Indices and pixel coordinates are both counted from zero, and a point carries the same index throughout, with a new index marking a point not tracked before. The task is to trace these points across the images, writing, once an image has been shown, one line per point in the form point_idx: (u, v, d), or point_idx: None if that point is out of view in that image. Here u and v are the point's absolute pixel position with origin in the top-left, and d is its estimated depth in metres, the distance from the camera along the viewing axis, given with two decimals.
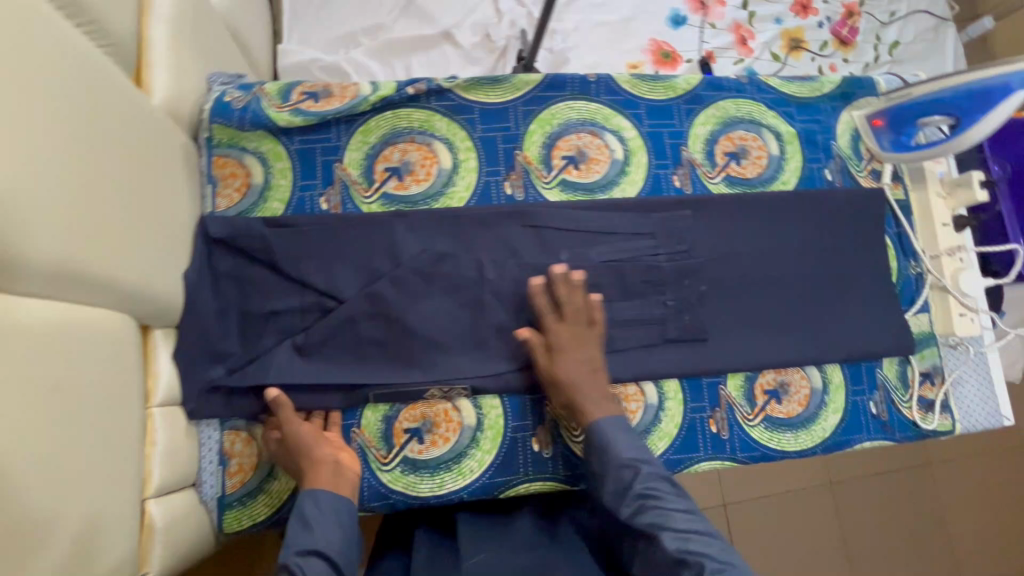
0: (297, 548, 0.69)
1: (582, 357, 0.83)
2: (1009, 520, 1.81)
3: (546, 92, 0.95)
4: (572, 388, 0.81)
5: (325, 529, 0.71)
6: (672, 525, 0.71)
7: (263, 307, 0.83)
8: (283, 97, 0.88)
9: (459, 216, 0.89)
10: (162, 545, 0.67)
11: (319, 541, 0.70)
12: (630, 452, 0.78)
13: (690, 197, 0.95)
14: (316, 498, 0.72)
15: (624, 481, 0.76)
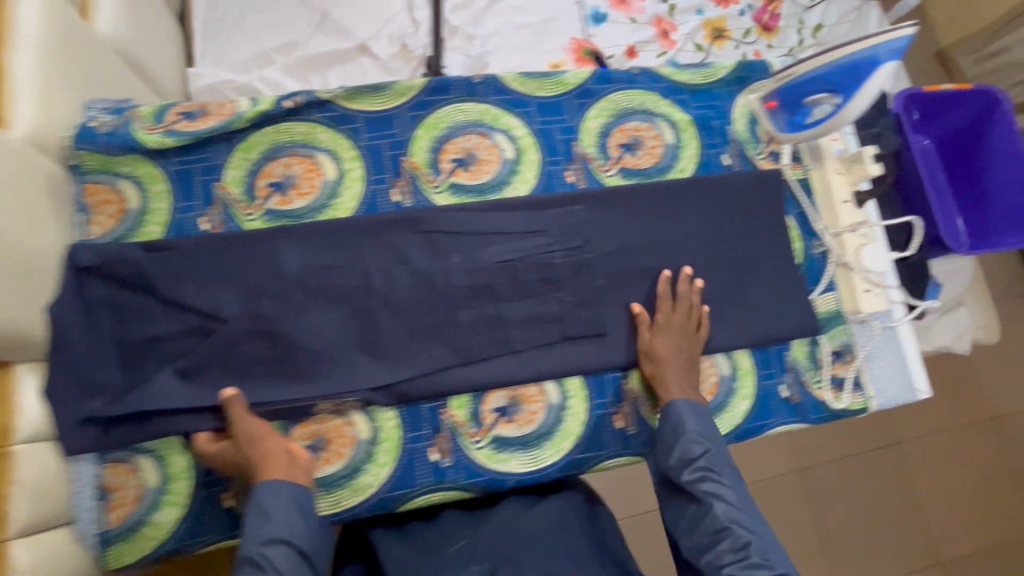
0: (255, 544, 0.69)
1: (684, 345, 0.88)
2: (984, 495, 1.78)
3: (431, 96, 0.95)
4: (666, 366, 0.86)
5: (283, 517, 0.72)
6: (718, 502, 0.78)
7: (143, 333, 0.81)
8: (156, 119, 0.87)
9: (344, 226, 0.87)
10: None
11: (276, 531, 0.70)
12: (700, 428, 0.83)
13: (584, 192, 0.95)
14: (265, 491, 0.72)
15: (686, 457, 0.81)
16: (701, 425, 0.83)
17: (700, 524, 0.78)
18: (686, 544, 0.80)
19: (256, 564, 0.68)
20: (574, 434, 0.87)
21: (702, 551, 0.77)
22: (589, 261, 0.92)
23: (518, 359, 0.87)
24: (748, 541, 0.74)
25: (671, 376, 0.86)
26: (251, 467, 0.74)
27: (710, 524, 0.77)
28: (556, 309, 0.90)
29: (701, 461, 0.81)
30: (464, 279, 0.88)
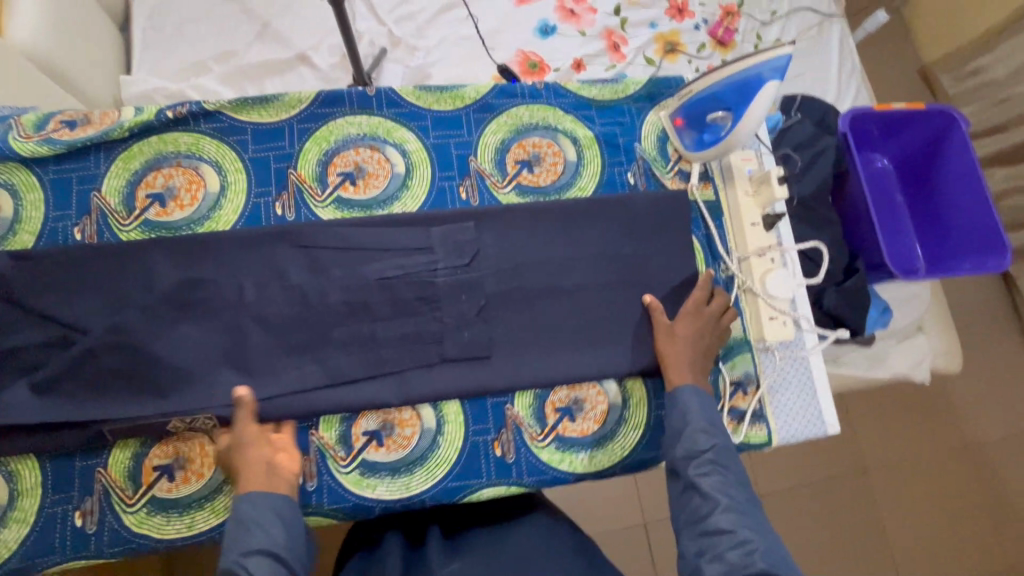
0: (229, 555, 0.69)
1: (703, 338, 0.87)
2: (979, 536, 1.57)
3: (323, 109, 0.93)
4: (687, 348, 0.86)
5: (264, 528, 0.71)
6: (712, 498, 0.75)
7: (3, 344, 0.79)
8: (37, 127, 0.86)
9: (216, 238, 0.84)
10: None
11: (253, 543, 0.70)
12: (706, 419, 0.81)
13: (475, 208, 0.91)
14: (244, 502, 0.72)
15: (693, 449, 0.79)
16: (703, 416, 0.82)
17: (696, 520, 0.76)
18: (682, 543, 0.76)
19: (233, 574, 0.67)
20: (448, 461, 0.84)
21: (696, 548, 0.74)
22: (464, 282, 0.88)
23: (393, 380, 0.84)
24: (746, 541, 0.71)
25: (690, 359, 0.86)
26: (239, 473, 0.74)
27: (706, 521, 0.74)
28: (435, 329, 0.86)
29: (705, 454, 0.78)
30: (339, 296, 0.85)
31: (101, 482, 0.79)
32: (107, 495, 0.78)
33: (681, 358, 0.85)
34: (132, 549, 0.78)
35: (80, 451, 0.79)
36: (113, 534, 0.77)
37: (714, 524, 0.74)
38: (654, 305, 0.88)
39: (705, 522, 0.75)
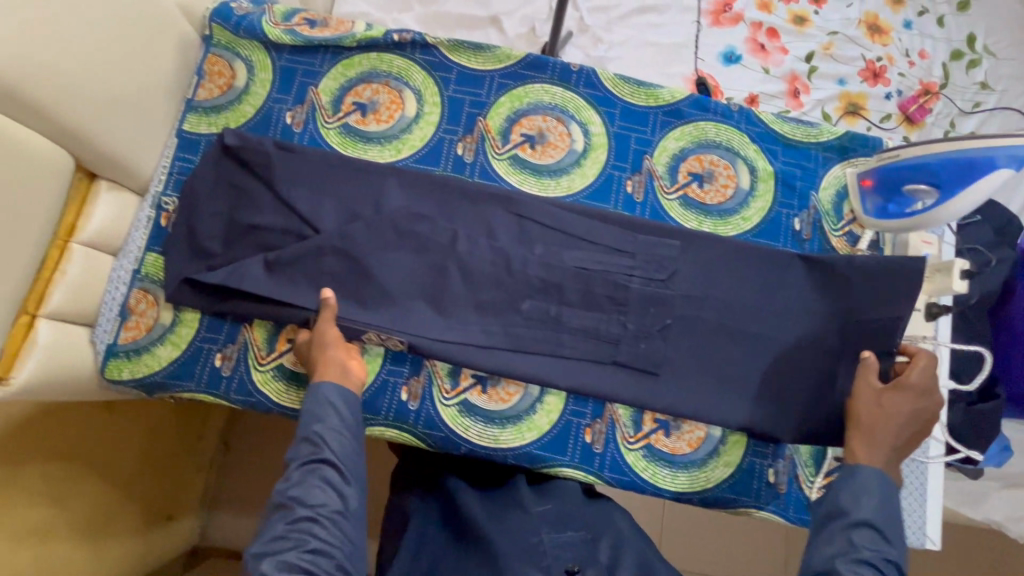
0: (313, 424, 0.74)
1: (902, 429, 0.76)
2: None
3: (526, 71, 0.97)
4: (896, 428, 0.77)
5: (338, 410, 0.76)
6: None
7: (248, 220, 0.90)
8: (285, 18, 0.96)
9: (434, 177, 0.92)
10: (35, 363, 0.75)
11: (330, 420, 0.74)
12: (872, 509, 0.70)
13: (682, 228, 0.93)
14: (326, 387, 0.76)
15: (848, 543, 0.67)
16: (877, 510, 0.70)
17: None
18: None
19: (313, 442, 0.73)
20: (540, 429, 0.87)
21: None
22: (618, 282, 0.90)
23: (542, 360, 0.87)
24: None
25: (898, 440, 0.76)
26: (318, 365, 0.80)
27: None
28: (565, 308, 0.89)
29: (864, 552, 0.66)
30: (538, 271, 0.90)
31: (245, 336, 0.88)
32: (245, 349, 0.87)
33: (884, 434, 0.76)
34: (250, 403, 0.86)
35: (230, 313, 0.88)
36: (240, 383, 0.86)
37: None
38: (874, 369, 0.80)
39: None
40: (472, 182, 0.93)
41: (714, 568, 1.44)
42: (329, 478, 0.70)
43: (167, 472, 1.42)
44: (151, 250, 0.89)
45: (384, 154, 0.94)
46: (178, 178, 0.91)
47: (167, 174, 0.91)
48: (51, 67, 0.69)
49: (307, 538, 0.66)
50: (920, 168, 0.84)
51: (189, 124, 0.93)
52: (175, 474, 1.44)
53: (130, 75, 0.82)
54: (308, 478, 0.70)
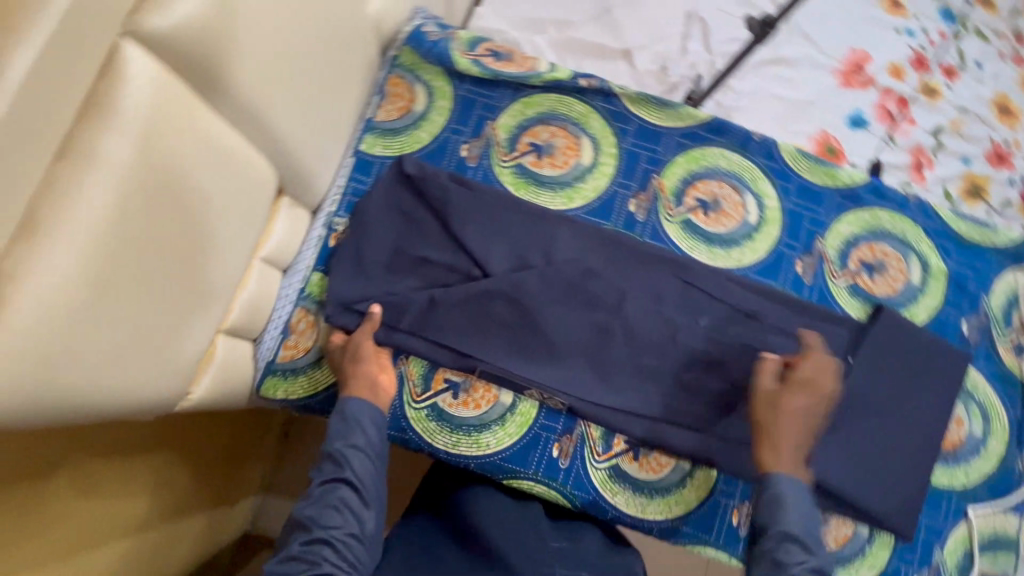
0: (335, 443, 0.75)
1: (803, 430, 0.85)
2: None
3: (706, 133, 0.95)
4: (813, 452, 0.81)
5: (363, 428, 0.76)
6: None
7: (417, 252, 0.88)
8: (470, 47, 0.94)
9: (605, 233, 0.91)
10: (208, 382, 0.73)
11: (349, 437, 0.75)
12: (807, 522, 0.74)
13: (850, 318, 0.90)
14: (351, 403, 0.77)
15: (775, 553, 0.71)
16: (805, 519, 0.74)
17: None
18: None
19: (335, 460, 0.73)
20: (688, 504, 0.86)
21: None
22: (782, 365, 0.88)
23: (698, 436, 0.86)
24: None
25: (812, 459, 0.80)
26: (348, 378, 0.80)
27: None
28: (725, 385, 0.88)
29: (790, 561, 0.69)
30: (703, 343, 0.88)
31: (401, 370, 0.87)
32: (400, 383, 0.86)
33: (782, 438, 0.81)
34: (402, 438, 0.85)
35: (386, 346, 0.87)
36: (393, 418, 0.85)
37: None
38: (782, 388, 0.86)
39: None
40: (643, 242, 0.91)
41: None
42: (345, 497, 0.71)
43: (233, 479, 1.29)
44: (316, 270, 0.87)
45: (555, 202, 0.92)
46: (351, 200, 0.89)
47: (341, 193, 0.89)
48: (292, 92, 0.67)
49: (320, 560, 0.66)
50: None
51: (366, 144, 0.91)
52: (244, 483, 1.35)
53: (329, 90, 0.77)
54: (326, 497, 0.71)
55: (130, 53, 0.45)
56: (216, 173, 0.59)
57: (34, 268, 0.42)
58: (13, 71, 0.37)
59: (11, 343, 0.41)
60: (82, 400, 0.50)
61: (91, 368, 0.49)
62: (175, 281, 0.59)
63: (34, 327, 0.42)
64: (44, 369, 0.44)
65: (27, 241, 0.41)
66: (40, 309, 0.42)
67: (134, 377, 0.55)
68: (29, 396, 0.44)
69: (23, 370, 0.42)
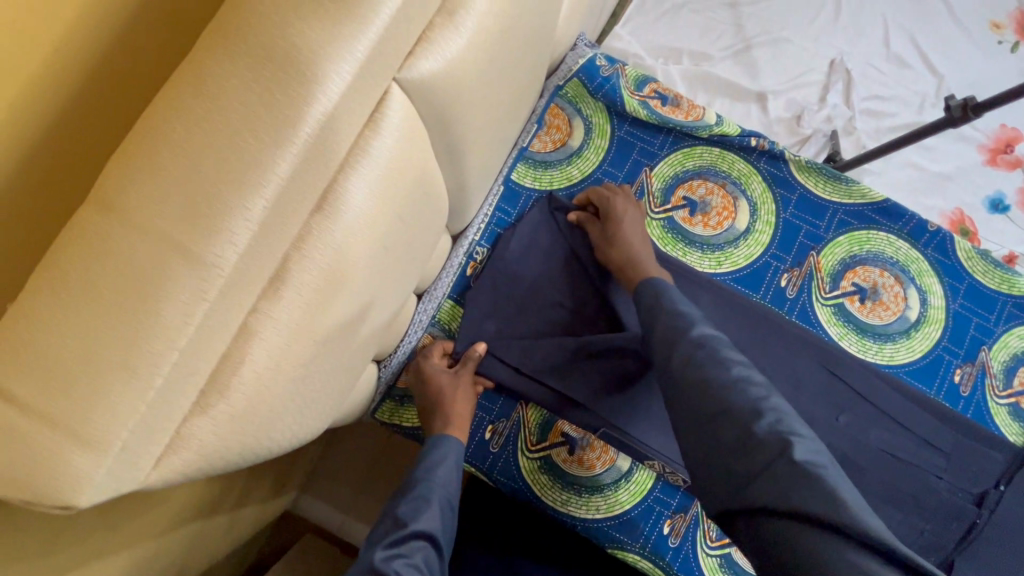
0: (421, 492, 0.68)
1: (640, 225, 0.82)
2: None
3: (876, 215, 0.88)
4: (624, 244, 0.79)
5: (454, 486, 0.71)
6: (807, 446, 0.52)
7: (552, 295, 0.84)
8: (638, 86, 0.88)
9: (753, 306, 0.85)
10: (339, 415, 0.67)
11: (439, 487, 0.69)
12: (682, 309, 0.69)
13: (1011, 443, 0.82)
14: (445, 451, 0.72)
15: (678, 330, 0.65)
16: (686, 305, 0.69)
17: (758, 423, 0.54)
18: (761, 494, 0.51)
19: (425, 510, 0.66)
20: None
21: (840, 513, 0.47)
22: (926, 483, 0.81)
23: None
24: (779, 410, 0.56)
25: (632, 253, 0.78)
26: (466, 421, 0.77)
27: (747, 390, 0.58)
28: (862, 493, 0.81)
29: (703, 335, 0.64)
30: (846, 447, 0.81)
31: (518, 416, 0.84)
32: (517, 428, 0.83)
33: (642, 248, 0.79)
34: (511, 486, 0.83)
35: (507, 388, 0.83)
36: (506, 464, 0.82)
37: (813, 464, 0.50)
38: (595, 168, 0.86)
39: (769, 425, 0.54)
40: (791, 321, 0.85)
41: None
42: (430, 558, 0.63)
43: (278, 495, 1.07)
44: (450, 297, 0.85)
45: (702, 263, 0.87)
46: (494, 230, 0.86)
47: (486, 223, 0.86)
48: (489, 128, 0.63)
49: None
50: None
51: (517, 174, 0.87)
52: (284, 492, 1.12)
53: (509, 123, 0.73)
54: (409, 551, 0.62)
55: (394, 97, 0.42)
56: (423, 219, 0.55)
57: (274, 327, 0.39)
58: (309, 125, 0.35)
59: (239, 402, 0.39)
60: (269, 447, 0.47)
61: (287, 417, 0.46)
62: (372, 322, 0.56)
63: (260, 387, 0.40)
64: (254, 423, 0.42)
65: (273, 296, 0.39)
66: (270, 368, 0.40)
67: (311, 422, 0.53)
68: (235, 450, 0.41)
69: (242, 428, 0.40)
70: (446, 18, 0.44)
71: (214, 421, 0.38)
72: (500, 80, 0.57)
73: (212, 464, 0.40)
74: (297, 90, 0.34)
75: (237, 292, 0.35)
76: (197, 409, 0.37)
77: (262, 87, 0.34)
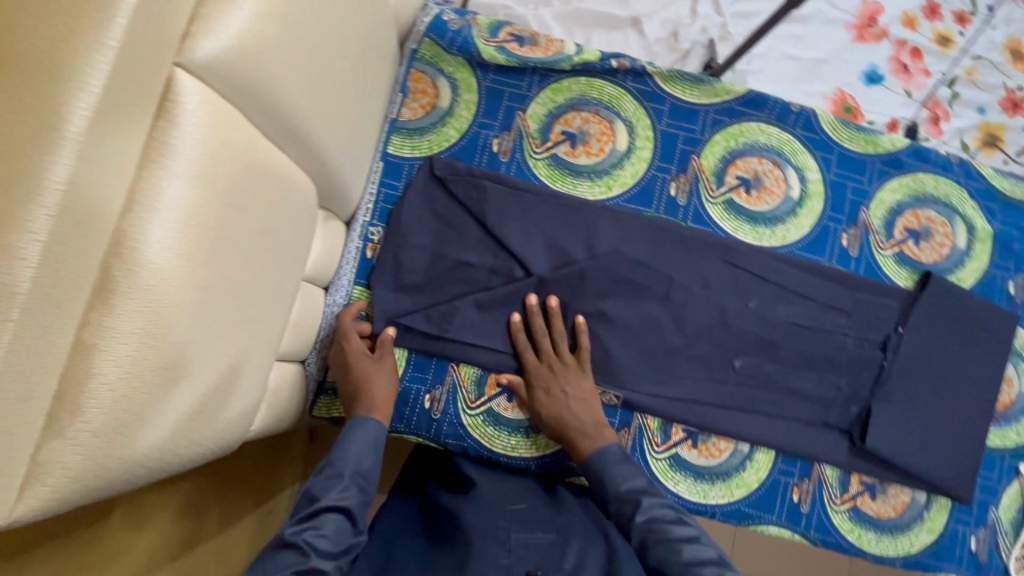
0: (331, 465, 0.70)
1: (577, 390, 0.81)
2: None
3: (743, 107, 0.92)
4: (559, 420, 0.80)
5: (367, 457, 0.73)
6: (699, 541, 0.65)
7: (456, 256, 0.84)
8: (492, 32, 0.89)
9: (650, 222, 0.88)
10: (263, 416, 0.68)
11: (347, 460, 0.71)
12: (630, 480, 0.73)
13: (900, 287, 0.89)
14: (358, 427, 0.74)
15: (624, 512, 0.70)
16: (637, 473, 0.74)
17: None
18: None
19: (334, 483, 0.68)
20: (749, 486, 0.86)
21: None
22: (833, 341, 0.87)
23: (758, 421, 0.86)
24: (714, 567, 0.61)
25: (566, 430, 0.79)
26: (386, 403, 0.78)
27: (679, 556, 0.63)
28: (780, 365, 0.87)
29: (649, 506, 0.69)
30: (757, 327, 0.87)
31: (452, 377, 0.85)
32: (454, 391, 0.85)
33: (575, 424, 0.79)
34: (461, 445, 0.85)
35: (434, 354, 0.84)
36: (451, 427, 0.84)
37: None
38: (529, 303, 0.82)
39: None
40: (687, 225, 0.89)
41: None
42: (345, 528, 0.66)
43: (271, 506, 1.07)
44: (358, 284, 0.85)
45: (594, 191, 0.89)
46: (384, 208, 0.86)
47: (374, 201, 0.86)
48: (329, 103, 0.62)
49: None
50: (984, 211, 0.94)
51: (393, 147, 0.87)
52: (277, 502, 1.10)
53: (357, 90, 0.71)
54: (321, 523, 0.65)
55: (183, 83, 0.42)
56: (272, 205, 0.55)
57: (116, 336, 0.39)
58: (76, 121, 0.34)
59: (99, 418, 0.39)
60: (165, 460, 0.47)
61: (171, 429, 0.46)
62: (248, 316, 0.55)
63: (119, 399, 0.40)
64: (129, 436, 0.42)
65: (103, 306, 0.38)
66: (124, 378, 0.40)
67: (213, 427, 0.53)
68: (116, 467, 0.42)
69: (114, 445, 0.40)
70: None
71: (75, 441, 0.38)
72: (319, 52, 0.57)
73: (92, 484, 0.40)
74: (50, 93, 0.34)
75: (52, 306, 0.35)
76: (51, 433, 0.37)
77: (8, 92, 0.33)
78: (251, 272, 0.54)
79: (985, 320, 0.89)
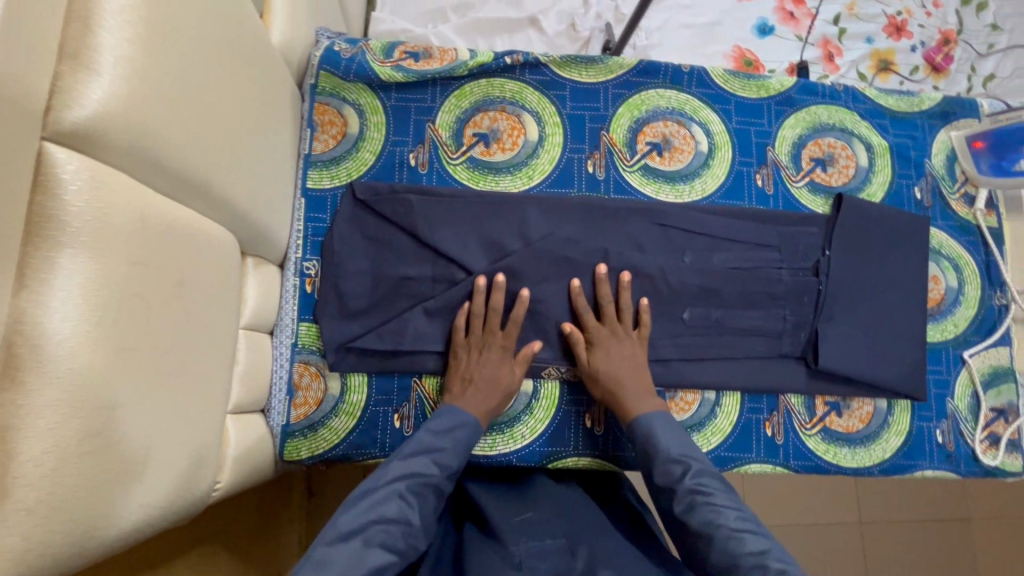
0: (439, 449, 0.75)
1: (631, 356, 0.85)
2: None
3: (638, 78, 0.96)
4: (612, 377, 0.82)
5: (466, 449, 0.77)
6: (742, 511, 0.71)
7: (395, 272, 0.86)
8: (386, 54, 0.92)
9: (575, 202, 0.91)
10: (232, 469, 0.68)
11: (458, 455, 0.75)
12: (677, 445, 0.77)
13: (817, 214, 0.95)
14: (465, 426, 0.77)
15: (669, 475, 0.75)
16: (681, 442, 0.78)
17: None
18: None
19: (435, 463, 0.73)
20: (723, 431, 0.89)
21: None
22: (769, 277, 0.91)
23: (717, 367, 0.89)
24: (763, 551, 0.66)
25: (618, 387, 0.82)
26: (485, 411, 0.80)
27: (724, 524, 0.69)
28: (727, 310, 0.90)
29: (698, 474, 0.74)
30: (696, 279, 0.90)
31: (418, 392, 0.86)
32: (421, 405, 0.86)
33: (625, 384, 0.82)
34: None
35: (395, 371, 0.86)
36: None
37: None
38: (600, 273, 0.86)
39: None
40: (610, 197, 0.92)
41: (821, 535, 1.36)
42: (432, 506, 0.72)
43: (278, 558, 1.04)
44: (304, 321, 0.85)
45: (516, 184, 0.92)
46: (314, 241, 0.87)
47: (303, 237, 0.86)
48: (227, 148, 0.63)
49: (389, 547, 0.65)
50: (878, 128, 1.00)
51: (312, 181, 0.88)
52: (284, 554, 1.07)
53: (258, 134, 0.72)
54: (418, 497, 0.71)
55: (57, 155, 0.43)
56: (184, 260, 0.56)
57: (31, 411, 0.39)
58: None
59: (31, 497, 0.38)
60: (119, 527, 0.46)
61: (118, 496, 0.46)
62: (183, 371, 0.56)
63: (48, 475, 0.40)
64: (70, 511, 0.41)
65: (14, 386, 0.39)
66: (51, 452, 0.40)
67: (170, 486, 0.53)
68: (60, 543, 0.41)
69: (54, 521, 0.40)
70: (73, 63, 0.44)
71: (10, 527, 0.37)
72: (202, 102, 0.58)
73: (39, 567, 0.40)
74: None
75: None
76: None
77: None
78: (173, 327, 0.54)
79: (901, 231, 0.94)
